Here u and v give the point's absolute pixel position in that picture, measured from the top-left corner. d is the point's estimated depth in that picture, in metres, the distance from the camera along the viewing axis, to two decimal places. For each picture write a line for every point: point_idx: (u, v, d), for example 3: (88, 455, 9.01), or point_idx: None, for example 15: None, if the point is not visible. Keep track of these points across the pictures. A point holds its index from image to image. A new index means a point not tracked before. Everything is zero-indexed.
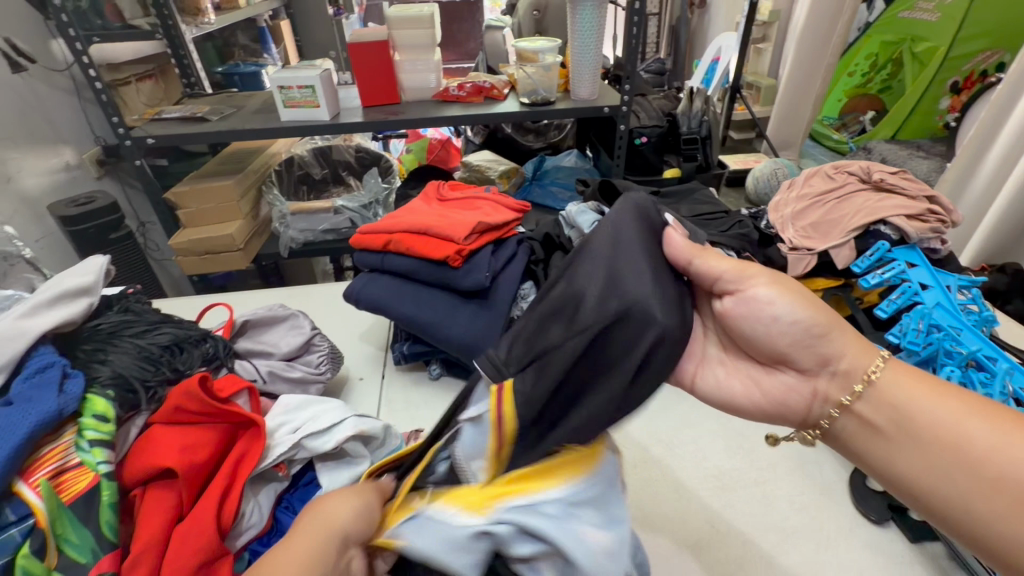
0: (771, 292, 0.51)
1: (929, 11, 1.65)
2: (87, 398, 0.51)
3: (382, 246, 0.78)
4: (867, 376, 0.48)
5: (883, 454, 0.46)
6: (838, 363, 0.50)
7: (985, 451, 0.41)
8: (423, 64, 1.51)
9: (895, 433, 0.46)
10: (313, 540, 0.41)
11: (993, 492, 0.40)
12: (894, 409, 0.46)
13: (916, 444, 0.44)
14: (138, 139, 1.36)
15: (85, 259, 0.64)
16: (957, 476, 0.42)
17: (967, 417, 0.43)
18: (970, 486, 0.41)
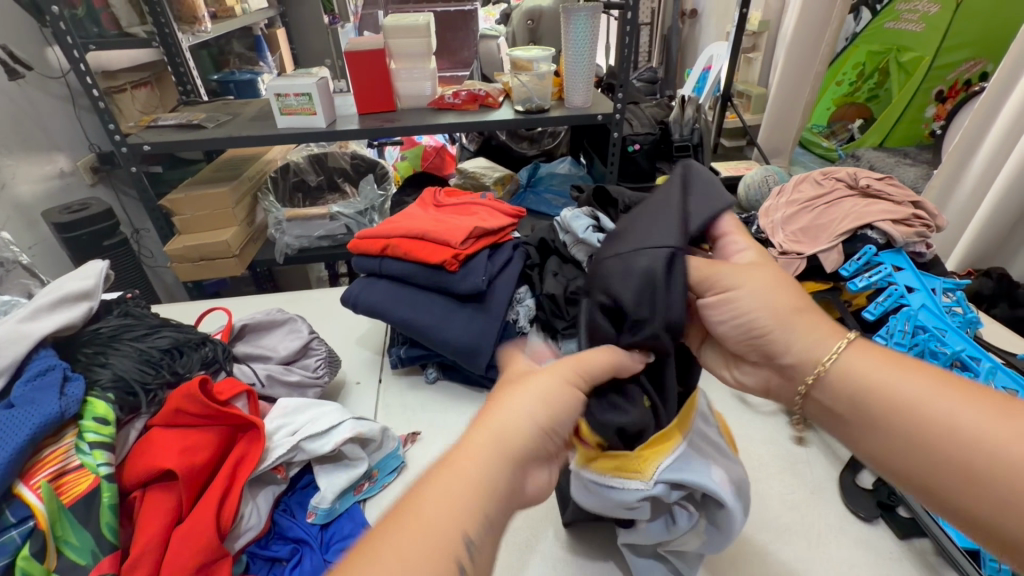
0: (724, 292, 0.51)
1: (914, 22, 1.68)
2: (87, 401, 0.51)
3: (380, 251, 0.79)
4: (820, 365, 0.46)
5: (849, 439, 0.45)
6: (789, 354, 0.48)
7: (944, 427, 0.39)
8: (418, 72, 1.53)
9: (853, 419, 0.44)
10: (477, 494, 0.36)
11: (956, 469, 0.38)
12: (852, 394, 0.44)
13: (881, 424, 0.42)
14: (134, 146, 1.36)
15: (84, 264, 0.64)
16: (918, 455, 0.40)
17: (925, 394, 0.41)
18: (933, 465, 0.39)
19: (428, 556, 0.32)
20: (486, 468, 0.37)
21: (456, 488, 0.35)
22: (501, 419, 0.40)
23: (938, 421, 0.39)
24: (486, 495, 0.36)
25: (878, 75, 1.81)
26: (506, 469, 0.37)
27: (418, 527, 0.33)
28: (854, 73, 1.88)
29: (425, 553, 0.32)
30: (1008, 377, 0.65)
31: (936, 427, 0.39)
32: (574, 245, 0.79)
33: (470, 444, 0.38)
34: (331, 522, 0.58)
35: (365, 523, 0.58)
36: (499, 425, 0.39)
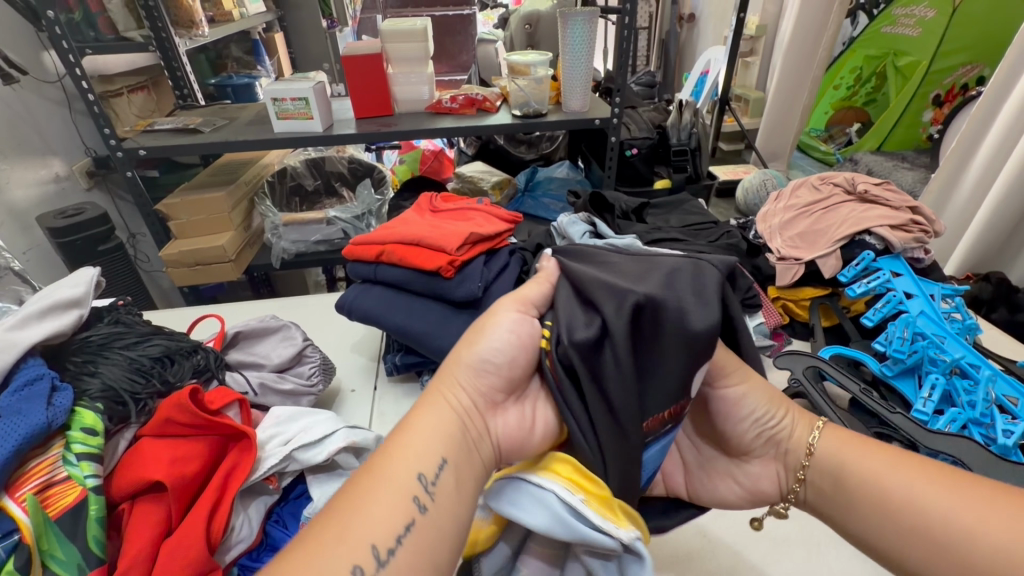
0: (740, 390, 0.53)
1: (911, 26, 1.69)
2: (76, 411, 0.50)
3: (375, 257, 0.78)
4: (808, 447, 0.51)
5: (837, 517, 0.48)
6: (786, 441, 0.52)
7: (912, 505, 0.44)
8: (415, 77, 1.53)
9: (838, 495, 0.48)
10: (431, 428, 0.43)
11: (932, 551, 0.42)
12: (835, 474, 0.48)
13: (859, 503, 0.46)
14: (130, 151, 1.36)
15: (76, 271, 0.63)
16: (899, 533, 0.44)
17: (902, 476, 0.46)
18: (912, 544, 0.43)
19: (386, 500, 0.38)
20: (431, 422, 0.43)
21: (409, 445, 0.41)
22: (441, 386, 0.46)
23: (908, 498, 0.44)
24: (435, 445, 0.41)
25: (875, 80, 1.82)
26: (452, 425, 0.43)
27: (377, 483, 0.39)
28: (852, 77, 1.88)
29: (390, 492, 0.38)
30: (1006, 384, 0.66)
31: (907, 508, 0.44)
32: None
33: (423, 408, 0.44)
34: None
35: None
36: (441, 393, 0.45)
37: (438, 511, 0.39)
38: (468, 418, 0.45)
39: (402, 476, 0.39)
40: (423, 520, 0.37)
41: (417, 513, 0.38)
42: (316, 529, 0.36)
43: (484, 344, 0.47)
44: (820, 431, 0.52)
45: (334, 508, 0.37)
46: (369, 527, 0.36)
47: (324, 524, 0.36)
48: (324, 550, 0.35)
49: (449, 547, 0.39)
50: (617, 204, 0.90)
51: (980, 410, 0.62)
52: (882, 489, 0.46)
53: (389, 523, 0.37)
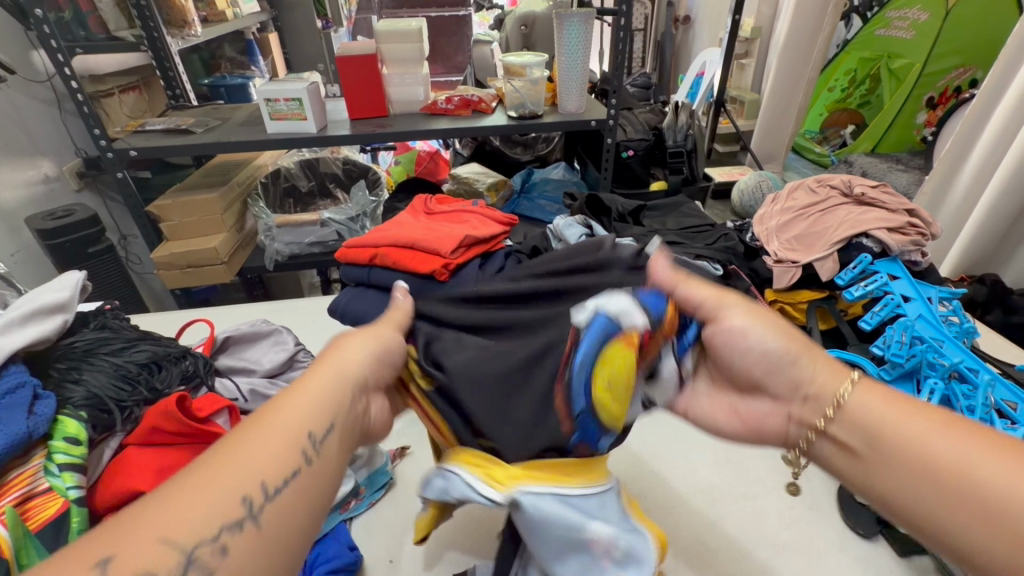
0: (745, 322, 0.49)
1: (904, 29, 1.68)
2: (58, 420, 0.49)
3: (368, 260, 0.77)
4: (837, 398, 0.44)
5: (864, 480, 0.41)
6: (809, 387, 0.46)
7: (959, 467, 0.37)
8: (410, 78, 1.51)
9: (869, 455, 0.41)
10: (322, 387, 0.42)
11: (982, 520, 0.35)
12: (866, 429, 0.41)
13: (892, 463, 0.39)
14: (121, 151, 1.34)
15: (61, 275, 0.62)
16: (943, 499, 0.37)
17: (947, 437, 0.38)
18: (958, 514, 0.36)
19: (274, 445, 0.37)
20: (326, 384, 0.42)
21: (295, 403, 0.40)
22: (337, 353, 0.46)
23: (949, 456, 0.37)
24: (326, 406, 0.41)
25: (869, 82, 1.82)
26: (345, 389, 0.43)
27: (260, 437, 0.37)
28: (846, 79, 1.87)
29: (277, 443, 0.37)
30: (1005, 388, 0.65)
31: (952, 470, 0.37)
32: None
33: (315, 370, 0.44)
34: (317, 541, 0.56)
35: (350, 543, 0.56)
36: (337, 360, 0.45)
37: (322, 464, 0.38)
38: (361, 385, 0.45)
39: (290, 430, 0.37)
40: (308, 470, 0.37)
41: (302, 465, 0.37)
42: (183, 481, 0.33)
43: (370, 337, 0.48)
44: (853, 384, 0.44)
45: (215, 459, 0.35)
46: (258, 470, 0.35)
47: (192, 473, 0.33)
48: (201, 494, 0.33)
49: (327, 498, 0.38)
50: (615, 206, 0.90)
51: (979, 415, 0.62)
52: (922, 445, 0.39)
53: (281, 465, 0.36)
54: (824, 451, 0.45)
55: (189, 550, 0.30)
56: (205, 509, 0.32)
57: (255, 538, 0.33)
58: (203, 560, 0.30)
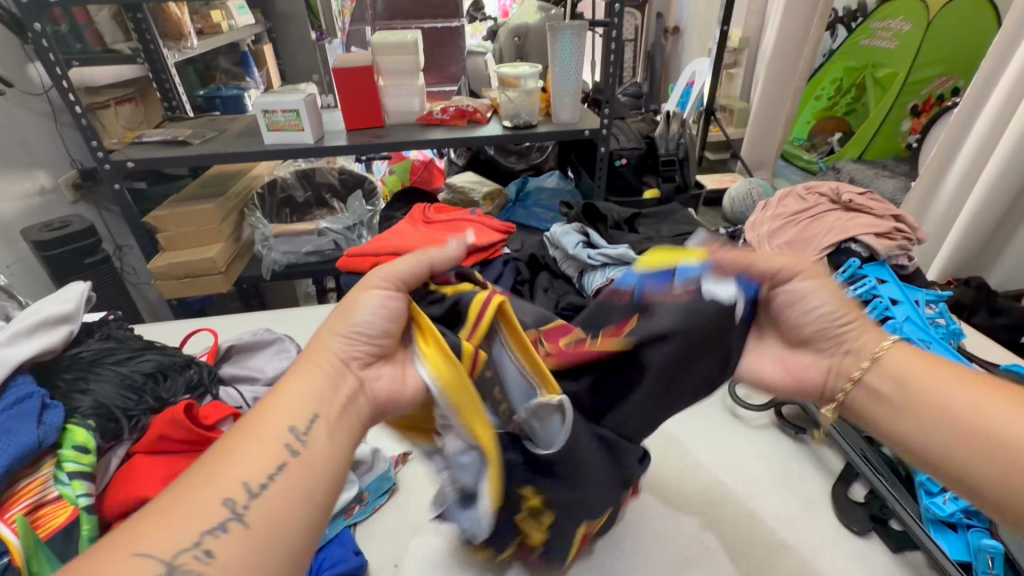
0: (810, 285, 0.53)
1: (888, 39, 1.73)
2: (68, 429, 0.50)
3: (370, 269, 0.78)
4: (874, 354, 0.51)
5: (885, 420, 0.49)
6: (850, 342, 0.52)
7: (988, 424, 0.43)
8: (406, 89, 1.54)
9: (897, 399, 0.48)
10: (303, 382, 0.44)
11: (988, 452, 0.42)
12: (897, 380, 0.49)
13: (925, 410, 0.46)
14: (118, 163, 1.35)
15: (64, 287, 0.63)
16: (971, 449, 0.43)
17: (986, 401, 0.44)
18: (965, 446, 0.43)
19: (257, 447, 0.39)
20: (306, 377, 0.44)
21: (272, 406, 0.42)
22: (317, 344, 0.46)
23: (972, 404, 0.44)
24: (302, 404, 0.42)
25: (855, 91, 1.87)
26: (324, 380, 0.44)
27: (242, 440, 0.40)
28: (832, 88, 1.93)
29: (256, 451, 0.39)
30: None
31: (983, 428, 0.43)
32: (564, 260, 0.81)
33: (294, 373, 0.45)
34: (321, 548, 0.57)
35: (355, 549, 0.57)
36: (312, 354, 0.46)
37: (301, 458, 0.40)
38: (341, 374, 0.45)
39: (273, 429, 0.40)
40: (293, 462, 0.39)
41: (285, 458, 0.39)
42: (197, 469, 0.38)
43: (356, 314, 0.47)
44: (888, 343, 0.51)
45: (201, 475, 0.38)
46: (241, 469, 0.38)
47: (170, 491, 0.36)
48: (189, 510, 0.36)
49: (325, 486, 0.40)
50: (611, 214, 0.90)
51: None
52: (941, 396, 0.46)
53: (260, 465, 0.38)
54: (858, 401, 0.51)
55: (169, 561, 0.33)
56: (184, 517, 0.35)
57: (243, 538, 0.35)
58: (188, 565, 0.33)
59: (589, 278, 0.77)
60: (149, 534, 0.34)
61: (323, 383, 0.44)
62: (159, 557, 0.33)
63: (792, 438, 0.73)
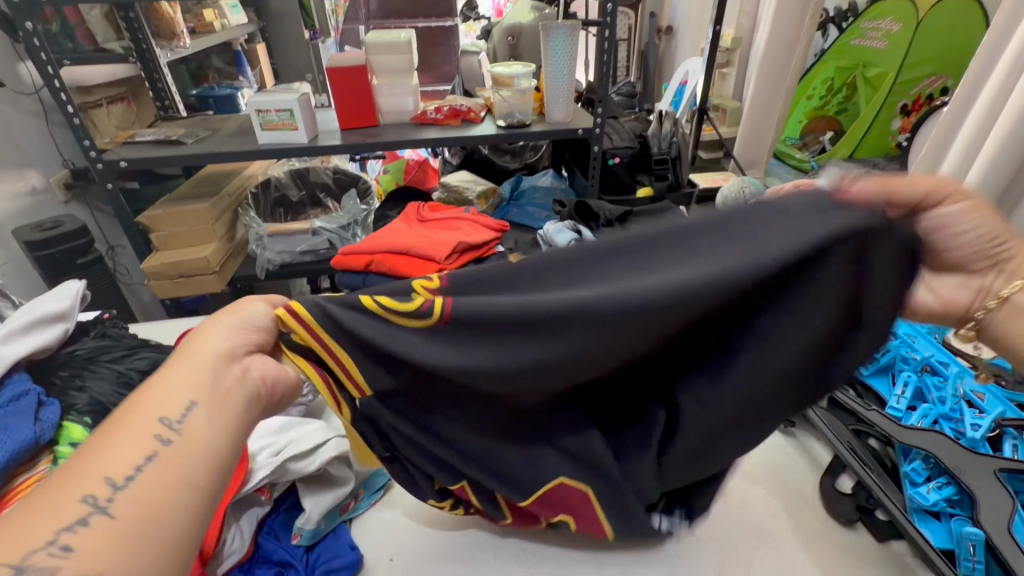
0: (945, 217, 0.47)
1: (878, 39, 1.77)
2: (64, 426, 0.50)
3: (364, 267, 0.78)
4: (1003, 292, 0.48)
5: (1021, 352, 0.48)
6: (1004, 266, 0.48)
7: None
8: (400, 88, 1.54)
9: None
10: (181, 373, 0.41)
11: None
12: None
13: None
14: (111, 163, 1.34)
15: (60, 285, 0.63)
16: None
17: None
18: None
19: (125, 438, 0.36)
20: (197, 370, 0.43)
21: (151, 397, 0.39)
22: (193, 342, 0.44)
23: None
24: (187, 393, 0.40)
25: (846, 90, 1.89)
26: (204, 369, 0.42)
27: (113, 434, 0.37)
28: (824, 87, 1.94)
29: (126, 445, 0.36)
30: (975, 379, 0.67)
31: None
32: None
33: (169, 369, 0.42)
34: (317, 543, 0.58)
35: (352, 544, 0.59)
36: (191, 348, 0.43)
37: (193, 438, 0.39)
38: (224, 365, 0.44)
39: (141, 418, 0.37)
40: (166, 451, 0.36)
41: (158, 448, 0.36)
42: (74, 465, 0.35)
43: (244, 312, 0.48)
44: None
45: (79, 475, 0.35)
46: (109, 461, 0.35)
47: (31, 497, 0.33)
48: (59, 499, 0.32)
49: (205, 470, 0.37)
50: (602, 213, 0.90)
51: (950, 405, 0.64)
52: None
53: (129, 456, 0.35)
54: (997, 327, 0.49)
55: (22, 560, 0.30)
56: (45, 515, 0.32)
57: (106, 530, 0.32)
58: (41, 565, 0.30)
59: None
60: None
61: (203, 374, 0.42)
62: (11, 557, 0.30)
63: (780, 432, 0.74)
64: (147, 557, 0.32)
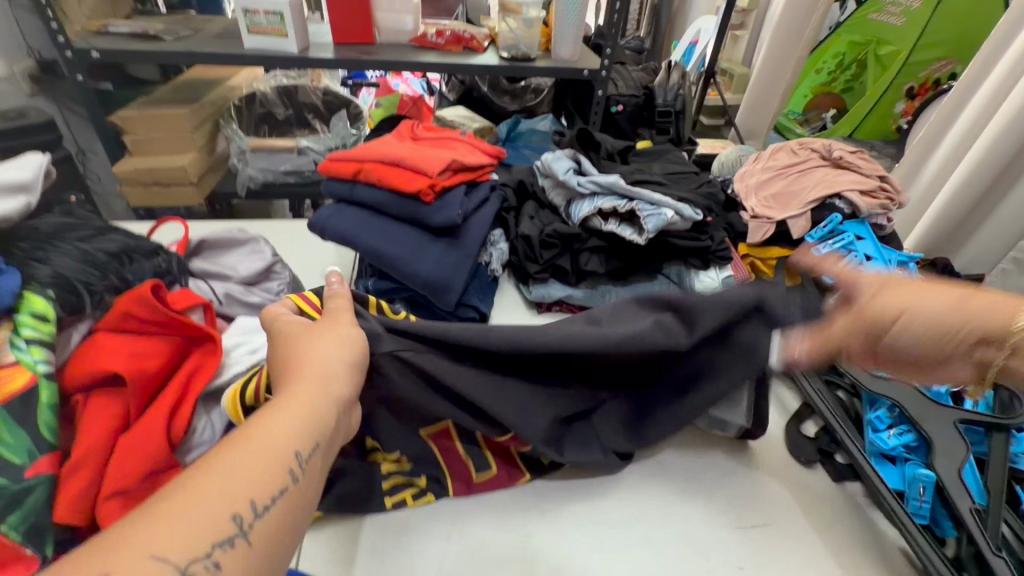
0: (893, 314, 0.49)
1: (895, 15, 1.68)
2: (24, 295, 0.47)
3: (353, 175, 0.74)
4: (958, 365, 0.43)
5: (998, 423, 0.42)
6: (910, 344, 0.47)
7: None
8: (400, 5, 1.44)
9: None
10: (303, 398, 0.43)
11: None
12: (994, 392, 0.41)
13: None
14: (81, 52, 1.24)
15: (22, 156, 0.59)
16: None
17: None
18: None
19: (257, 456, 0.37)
20: (327, 381, 0.46)
21: (280, 423, 0.40)
22: (309, 373, 0.46)
23: None
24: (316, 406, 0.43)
25: (855, 68, 1.84)
26: (324, 412, 0.43)
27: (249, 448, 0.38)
28: (834, 63, 1.88)
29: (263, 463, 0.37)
30: None
31: None
32: (553, 189, 0.81)
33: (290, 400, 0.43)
34: None
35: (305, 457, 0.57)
36: (310, 381, 0.45)
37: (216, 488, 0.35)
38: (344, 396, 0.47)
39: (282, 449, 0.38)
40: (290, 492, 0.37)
41: (288, 484, 0.37)
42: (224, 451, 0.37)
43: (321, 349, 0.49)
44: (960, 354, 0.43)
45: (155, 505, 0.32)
46: (252, 476, 0.36)
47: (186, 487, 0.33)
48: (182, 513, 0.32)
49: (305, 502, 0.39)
50: (604, 143, 0.87)
51: None
52: None
53: (265, 481, 0.36)
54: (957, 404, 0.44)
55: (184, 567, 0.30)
56: (196, 517, 0.32)
57: (249, 555, 0.33)
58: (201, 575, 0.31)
59: (577, 206, 0.77)
60: (187, 512, 0.32)
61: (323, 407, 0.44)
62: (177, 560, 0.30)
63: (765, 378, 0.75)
64: (198, 518, 0.32)
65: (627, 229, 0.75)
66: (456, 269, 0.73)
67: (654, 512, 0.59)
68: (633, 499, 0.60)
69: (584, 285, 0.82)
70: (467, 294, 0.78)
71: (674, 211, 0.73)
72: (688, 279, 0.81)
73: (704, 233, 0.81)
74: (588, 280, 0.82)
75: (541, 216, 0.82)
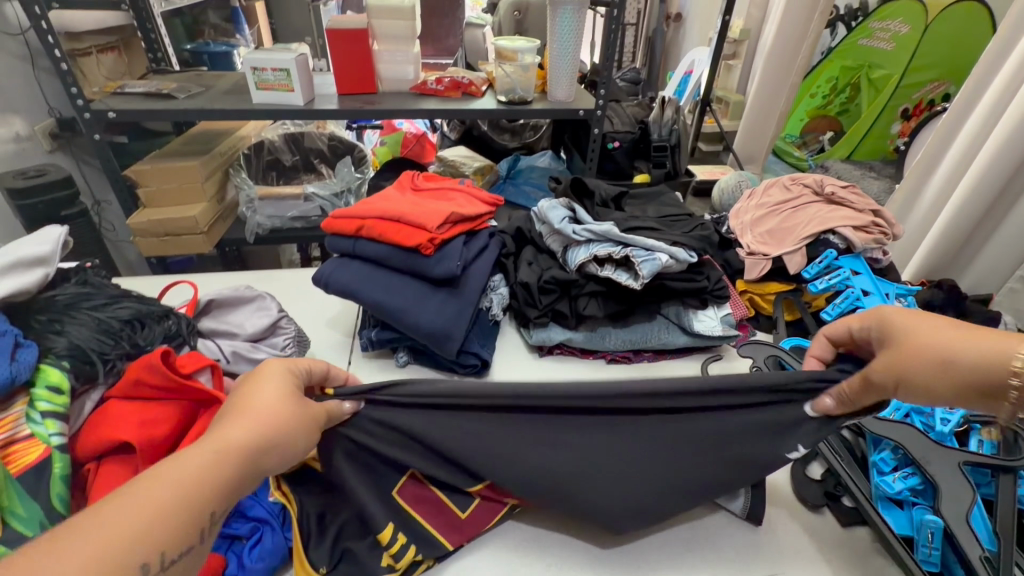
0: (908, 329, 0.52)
1: (885, 40, 1.74)
2: (40, 369, 0.50)
3: (355, 231, 0.77)
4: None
5: None
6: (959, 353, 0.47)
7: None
8: (401, 56, 1.50)
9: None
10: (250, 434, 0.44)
11: None
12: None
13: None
14: (98, 113, 1.30)
15: (41, 230, 0.62)
16: None
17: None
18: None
19: (192, 501, 0.38)
20: (289, 429, 0.46)
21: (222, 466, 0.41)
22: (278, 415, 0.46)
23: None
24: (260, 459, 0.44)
25: (850, 91, 1.85)
26: (262, 462, 0.44)
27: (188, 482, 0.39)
28: (828, 86, 1.90)
29: (190, 513, 0.38)
30: None
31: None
32: (550, 235, 0.83)
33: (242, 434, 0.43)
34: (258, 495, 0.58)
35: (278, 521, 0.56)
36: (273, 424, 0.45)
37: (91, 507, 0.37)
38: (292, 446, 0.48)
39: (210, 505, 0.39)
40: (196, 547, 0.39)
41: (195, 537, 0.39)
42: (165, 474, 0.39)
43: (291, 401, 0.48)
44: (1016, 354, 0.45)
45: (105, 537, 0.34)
46: (175, 525, 0.37)
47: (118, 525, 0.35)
48: (118, 556, 0.34)
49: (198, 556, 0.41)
50: (598, 190, 0.90)
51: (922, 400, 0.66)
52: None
53: (183, 532, 0.38)
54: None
55: None
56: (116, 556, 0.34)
57: None
58: None
59: (573, 252, 0.78)
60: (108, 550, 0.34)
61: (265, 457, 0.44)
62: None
63: None
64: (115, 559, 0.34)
65: (623, 274, 0.76)
66: (456, 318, 0.74)
67: (660, 565, 0.58)
68: (639, 551, 0.60)
69: (583, 328, 0.83)
70: (468, 341, 0.79)
71: (668, 255, 0.75)
72: (687, 320, 0.82)
73: (700, 274, 0.82)
74: (587, 323, 0.83)
75: (539, 261, 0.84)
